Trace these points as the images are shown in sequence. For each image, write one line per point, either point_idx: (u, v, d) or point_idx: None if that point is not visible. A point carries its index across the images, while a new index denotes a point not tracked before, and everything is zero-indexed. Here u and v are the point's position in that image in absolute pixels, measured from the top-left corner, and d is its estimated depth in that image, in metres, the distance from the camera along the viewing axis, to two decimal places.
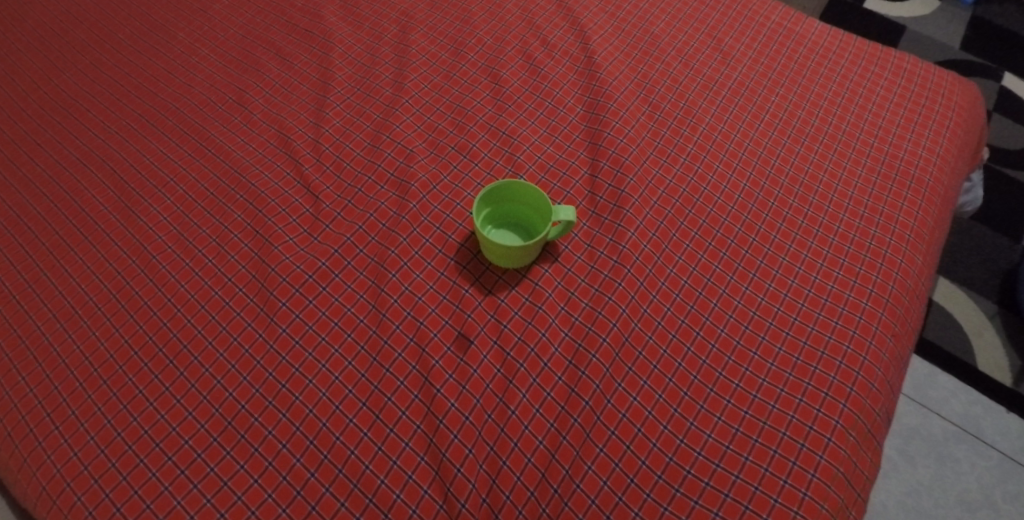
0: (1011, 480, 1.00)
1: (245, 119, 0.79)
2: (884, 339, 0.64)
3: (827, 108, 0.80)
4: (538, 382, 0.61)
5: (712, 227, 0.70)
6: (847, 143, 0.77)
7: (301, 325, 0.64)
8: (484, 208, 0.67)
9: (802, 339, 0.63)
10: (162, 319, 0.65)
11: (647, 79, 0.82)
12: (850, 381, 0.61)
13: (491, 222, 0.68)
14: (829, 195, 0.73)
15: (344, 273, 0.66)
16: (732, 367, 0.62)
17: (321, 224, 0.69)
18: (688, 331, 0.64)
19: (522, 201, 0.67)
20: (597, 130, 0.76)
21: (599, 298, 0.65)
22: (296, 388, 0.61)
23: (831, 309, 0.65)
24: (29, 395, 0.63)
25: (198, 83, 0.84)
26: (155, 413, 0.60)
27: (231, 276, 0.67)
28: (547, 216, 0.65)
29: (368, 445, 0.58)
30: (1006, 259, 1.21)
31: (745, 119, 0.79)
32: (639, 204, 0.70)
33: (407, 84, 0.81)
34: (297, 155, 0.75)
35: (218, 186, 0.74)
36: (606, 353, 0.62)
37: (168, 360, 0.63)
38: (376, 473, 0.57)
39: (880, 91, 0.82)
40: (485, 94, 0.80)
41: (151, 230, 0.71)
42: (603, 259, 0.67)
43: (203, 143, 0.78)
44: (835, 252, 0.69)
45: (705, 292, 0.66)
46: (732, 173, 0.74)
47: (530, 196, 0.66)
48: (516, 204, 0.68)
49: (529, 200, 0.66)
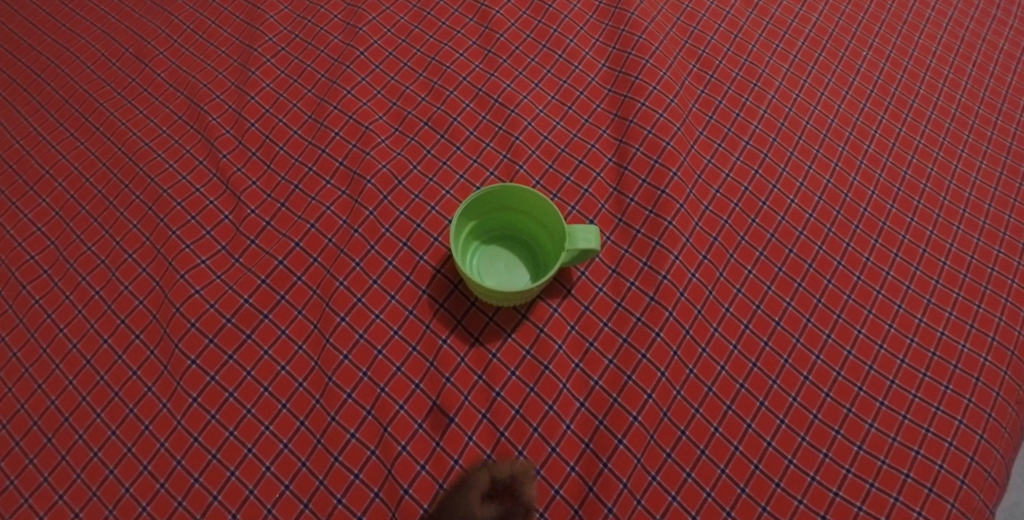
0: None
1: (146, 80, 0.58)
2: (1007, 409, 0.46)
3: (935, 69, 0.60)
4: (543, 475, 0.44)
5: (782, 244, 0.51)
6: (961, 121, 0.57)
7: (218, 393, 0.45)
8: (468, 219, 0.48)
9: (900, 412, 0.46)
10: (35, 379, 0.47)
11: (694, 22, 0.60)
12: (961, 471, 0.44)
13: (477, 236, 0.49)
14: (938, 196, 0.54)
15: (276, 313, 0.48)
16: (806, 452, 0.44)
17: (244, 239, 0.50)
18: (748, 400, 0.46)
19: (523, 209, 0.48)
20: (625, 98, 0.56)
21: (628, 355, 0.47)
22: (213, 484, 0.43)
23: (940, 367, 0.47)
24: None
25: (86, 29, 0.62)
26: (31, 513, 0.43)
27: (124, 317, 0.49)
28: (560, 235, 0.47)
29: None
30: None
31: (827, 83, 0.58)
32: (686, 211, 0.51)
33: (364, 27, 0.59)
34: (213, 136, 0.54)
35: (108, 182, 0.54)
36: (636, 437, 0.45)
37: (45, 438, 0.45)
38: None
39: (1005, 46, 0.61)
40: (472, 42, 0.59)
41: (20, 247, 0.52)
42: (633, 294, 0.49)
43: (89, 118, 0.57)
44: (947, 282, 0.50)
45: (773, 342, 0.48)
46: (809, 163, 0.54)
47: (535, 205, 0.47)
48: (513, 211, 0.49)
49: (533, 210, 0.48)
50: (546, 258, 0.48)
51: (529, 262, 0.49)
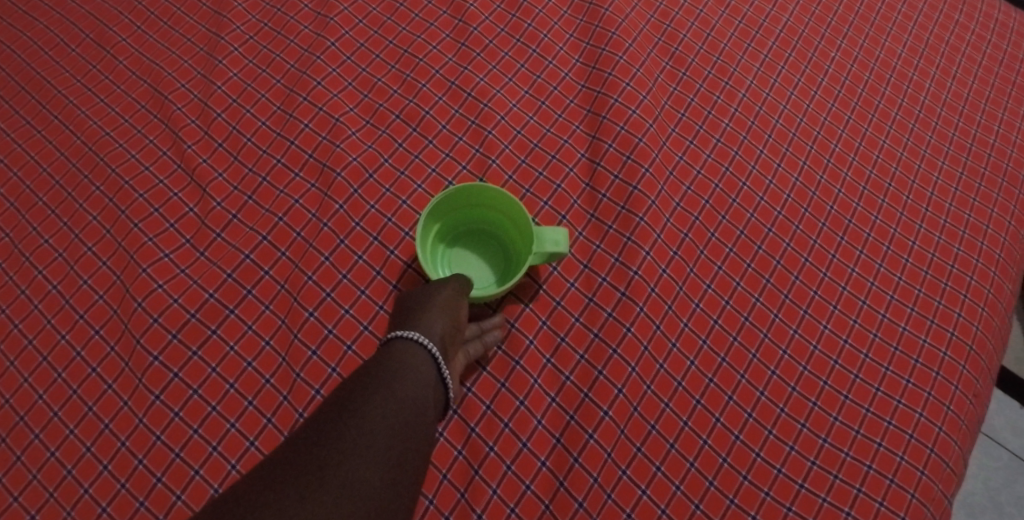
0: None
1: (107, 68, 0.56)
2: (965, 402, 0.47)
3: (900, 71, 0.61)
4: (514, 471, 0.44)
5: (752, 241, 0.52)
6: (925, 122, 0.59)
7: (181, 390, 0.44)
8: (433, 225, 0.47)
9: (863, 406, 0.47)
10: None
11: (667, 19, 0.61)
12: (921, 462, 0.45)
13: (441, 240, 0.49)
14: (902, 195, 0.55)
15: (242, 308, 0.47)
16: (773, 444, 0.45)
17: (210, 232, 0.49)
18: (717, 395, 0.47)
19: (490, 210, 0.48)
20: (598, 94, 0.56)
21: (599, 350, 0.47)
22: (176, 483, 0.42)
23: (902, 361, 0.48)
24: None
25: (43, 13, 0.60)
26: None
27: (84, 312, 0.47)
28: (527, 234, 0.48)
29: None
30: None
31: (796, 83, 0.59)
32: (657, 208, 0.52)
33: (334, 17, 0.58)
34: (177, 127, 0.53)
35: (67, 172, 0.52)
36: (607, 432, 0.45)
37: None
38: None
39: (966, 50, 0.63)
40: (445, 35, 0.58)
41: None
42: (605, 290, 0.49)
43: (46, 105, 0.55)
44: (909, 279, 0.52)
45: (741, 338, 0.48)
46: (778, 161, 0.55)
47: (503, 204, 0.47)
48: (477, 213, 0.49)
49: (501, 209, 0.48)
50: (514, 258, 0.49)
51: (497, 265, 0.50)
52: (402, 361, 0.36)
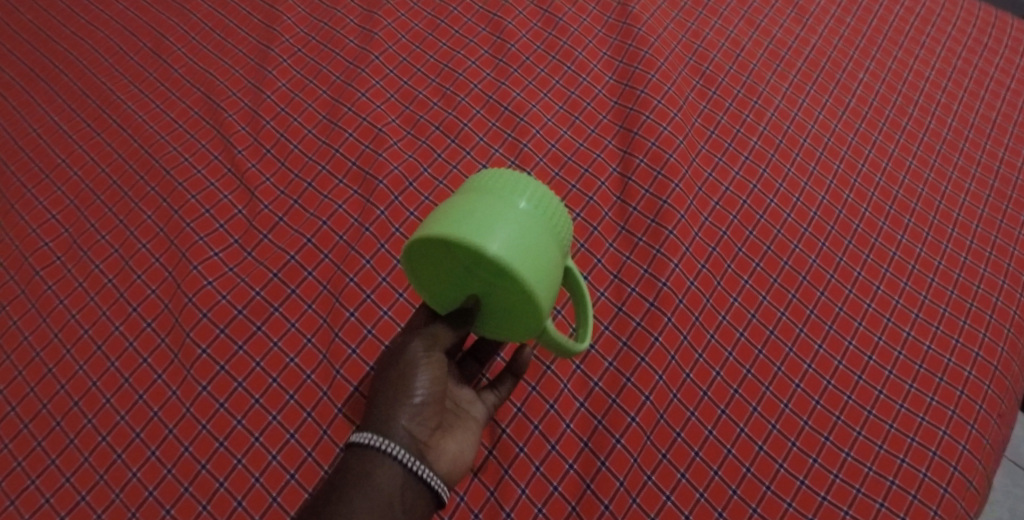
0: None
1: (163, 75, 0.59)
2: (989, 422, 0.48)
3: (928, 94, 0.62)
4: (543, 471, 0.45)
5: (778, 257, 0.53)
6: (952, 144, 0.59)
7: (227, 382, 0.46)
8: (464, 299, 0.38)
9: (887, 421, 0.47)
10: (46, 364, 0.48)
11: (698, 39, 0.63)
12: (944, 479, 0.45)
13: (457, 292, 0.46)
14: (928, 215, 0.56)
15: (287, 306, 0.49)
16: (797, 456, 0.46)
17: (258, 233, 0.52)
18: (741, 405, 0.47)
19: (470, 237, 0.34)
20: (631, 111, 0.58)
21: (627, 358, 0.49)
22: (219, 471, 0.43)
23: (926, 379, 0.49)
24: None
25: (105, 22, 0.63)
26: (37, 495, 0.43)
27: (137, 305, 0.50)
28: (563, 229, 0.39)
29: None
30: None
31: (824, 103, 0.60)
32: (686, 221, 0.53)
33: (379, 32, 0.60)
34: (228, 132, 0.56)
35: (123, 172, 0.55)
36: (633, 437, 0.46)
37: (54, 421, 0.46)
38: None
39: (995, 73, 0.64)
40: (484, 51, 0.60)
41: (34, 234, 0.53)
42: (634, 300, 0.51)
43: (106, 109, 0.58)
44: (934, 297, 0.52)
45: (767, 351, 0.50)
46: (805, 179, 0.56)
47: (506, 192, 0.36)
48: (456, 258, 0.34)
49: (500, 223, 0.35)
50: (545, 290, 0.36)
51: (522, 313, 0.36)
52: (361, 475, 0.33)
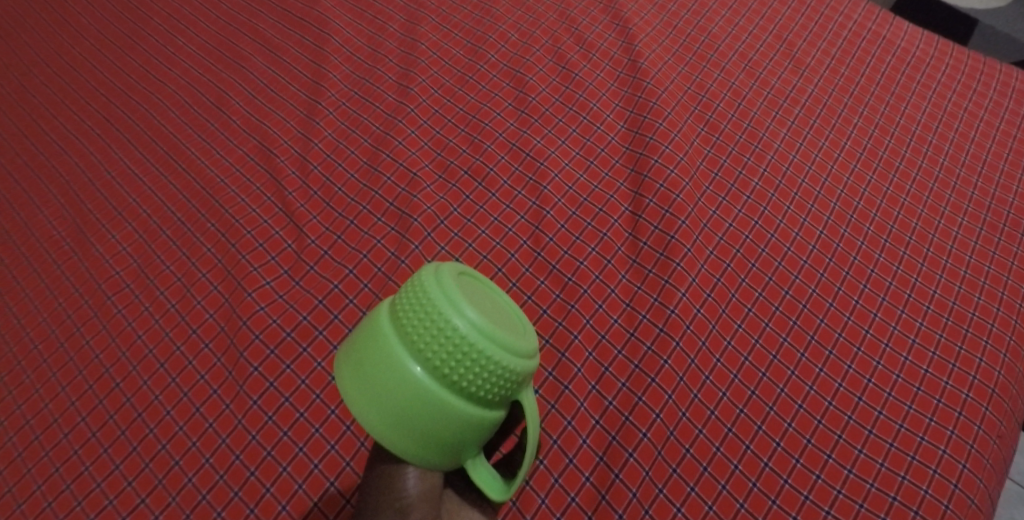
0: None
1: (223, 126, 0.67)
2: (989, 442, 0.50)
3: (920, 137, 0.67)
4: (561, 483, 0.49)
5: (779, 286, 0.57)
6: (944, 182, 0.64)
7: (275, 398, 0.51)
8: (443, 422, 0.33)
9: (888, 440, 0.50)
10: (113, 379, 0.53)
11: (703, 91, 0.69)
12: (946, 496, 0.47)
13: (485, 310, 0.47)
14: (922, 248, 0.60)
15: (329, 330, 0.54)
16: (801, 472, 0.49)
17: (305, 265, 0.58)
18: (747, 424, 0.51)
19: (368, 366, 0.33)
20: (641, 155, 0.63)
21: (639, 378, 0.53)
22: (266, 477, 0.48)
23: (924, 400, 0.52)
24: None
25: (173, 79, 0.72)
26: (102, 497, 0.48)
27: (196, 328, 0.55)
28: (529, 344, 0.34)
29: None
30: None
31: (820, 147, 0.65)
32: (692, 254, 0.58)
33: (414, 87, 0.68)
34: (280, 176, 0.62)
35: (187, 211, 0.62)
36: (645, 452, 0.49)
37: (119, 430, 0.51)
38: None
39: (984, 116, 0.68)
40: (508, 103, 0.67)
41: (107, 264, 0.60)
42: (644, 326, 0.55)
43: (174, 156, 0.66)
44: (930, 324, 0.56)
45: (770, 374, 0.53)
46: (804, 216, 0.61)
47: (416, 318, 0.32)
48: (348, 394, 0.34)
49: (403, 342, 0.32)
50: (465, 421, 0.33)
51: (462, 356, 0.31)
52: None
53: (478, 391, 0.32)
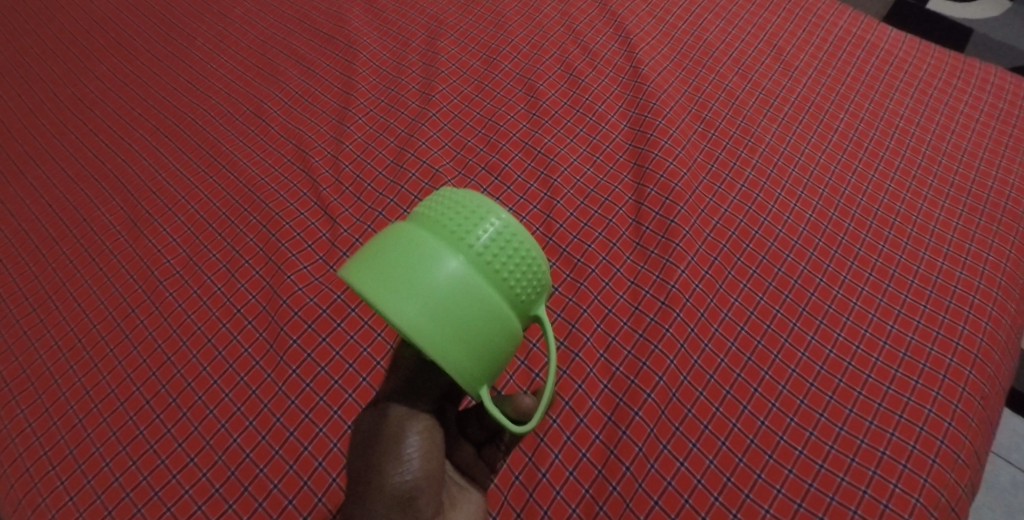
0: None
1: (263, 132, 0.74)
2: (972, 402, 0.55)
3: (904, 128, 0.71)
4: (572, 440, 0.55)
5: (773, 263, 0.62)
6: (926, 169, 0.68)
7: (312, 367, 0.57)
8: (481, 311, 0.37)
9: (875, 401, 0.55)
10: (165, 353, 0.60)
11: (699, 92, 0.74)
12: (932, 451, 0.52)
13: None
14: (907, 229, 0.64)
15: (361, 307, 0.59)
16: (794, 430, 0.53)
17: (338, 251, 0.63)
18: (744, 387, 0.55)
19: (409, 267, 0.37)
20: (643, 150, 0.69)
21: (644, 346, 0.57)
22: (304, 437, 0.54)
23: (911, 365, 0.56)
24: (9, 444, 0.58)
25: (216, 91, 0.79)
26: (155, 457, 0.54)
27: (240, 307, 0.61)
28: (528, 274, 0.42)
29: None
30: None
31: (810, 139, 0.70)
32: (691, 236, 0.63)
33: (435, 95, 0.75)
34: (315, 174, 0.69)
35: (231, 206, 0.69)
36: (650, 411, 0.55)
37: (171, 398, 0.57)
38: None
39: (965, 109, 0.73)
40: (520, 107, 0.74)
41: (159, 253, 0.66)
42: (648, 300, 0.60)
43: (218, 159, 0.73)
44: (916, 296, 0.60)
45: (765, 341, 0.57)
46: (795, 202, 0.66)
47: (461, 222, 0.38)
48: (382, 297, 0.36)
49: (449, 241, 0.37)
50: (500, 314, 0.38)
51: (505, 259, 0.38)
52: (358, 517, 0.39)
53: (513, 287, 0.38)
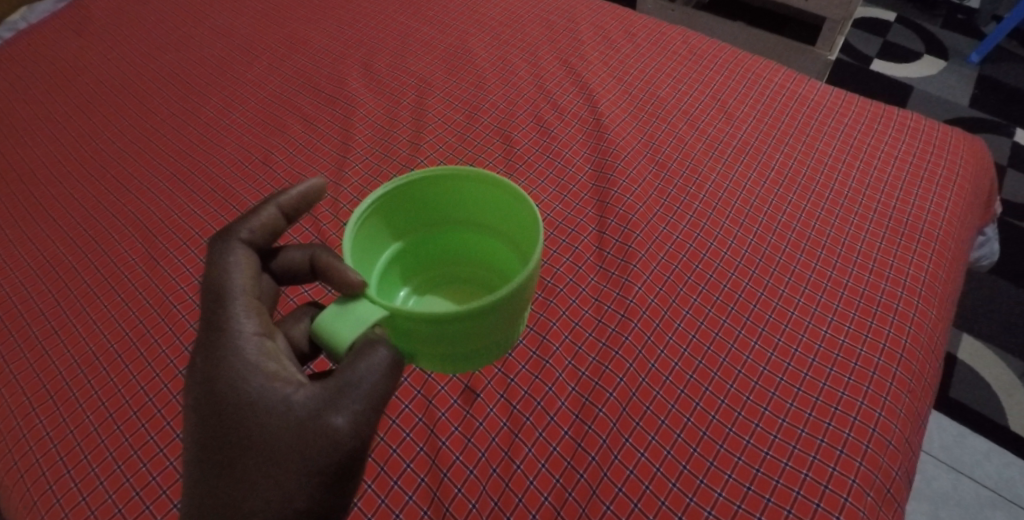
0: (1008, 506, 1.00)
1: (269, 177, 0.84)
2: (900, 396, 0.61)
3: (832, 165, 0.81)
4: (544, 436, 0.61)
5: (719, 281, 0.70)
6: (853, 199, 0.77)
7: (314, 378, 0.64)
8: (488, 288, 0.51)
9: (814, 395, 0.61)
10: (177, 368, 0.66)
11: (654, 138, 0.85)
12: (865, 438, 0.58)
13: (306, 202, 0.58)
14: (837, 249, 0.73)
15: None
16: (742, 422, 0.60)
17: None
18: (696, 386, 0.62)
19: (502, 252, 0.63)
20: (604, 189, 0.79)
21: (606, 352, 0.65)
22: None
23: (844, 364, 0.63)
24: (28, 452, 0.64)
25: (228, 144, 0.89)
26: (164, 459, 0.61)
27: None
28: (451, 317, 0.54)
29: (398, 494, 0.59)
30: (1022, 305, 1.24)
31: (750, 176, 0.80)
32: (646, 258, 0.72)
33: (424, 144, 0.85)
34: (316, 213, 0.78)
35: None
36: (612, 407, 0.61)
37: (181, 407, 0.64)
38: (392, 507, 0.59)
39: (885, 148, 0.83)
40: (497, 154, 0.84)
41: (174, 281, 0.74)
42: (610, 313, 0.68)
43: (228, 200, 0.82)
44: (846, 306, 0.67)
45: (714, 347, 0.65)
46: (738, 229, 0.75)
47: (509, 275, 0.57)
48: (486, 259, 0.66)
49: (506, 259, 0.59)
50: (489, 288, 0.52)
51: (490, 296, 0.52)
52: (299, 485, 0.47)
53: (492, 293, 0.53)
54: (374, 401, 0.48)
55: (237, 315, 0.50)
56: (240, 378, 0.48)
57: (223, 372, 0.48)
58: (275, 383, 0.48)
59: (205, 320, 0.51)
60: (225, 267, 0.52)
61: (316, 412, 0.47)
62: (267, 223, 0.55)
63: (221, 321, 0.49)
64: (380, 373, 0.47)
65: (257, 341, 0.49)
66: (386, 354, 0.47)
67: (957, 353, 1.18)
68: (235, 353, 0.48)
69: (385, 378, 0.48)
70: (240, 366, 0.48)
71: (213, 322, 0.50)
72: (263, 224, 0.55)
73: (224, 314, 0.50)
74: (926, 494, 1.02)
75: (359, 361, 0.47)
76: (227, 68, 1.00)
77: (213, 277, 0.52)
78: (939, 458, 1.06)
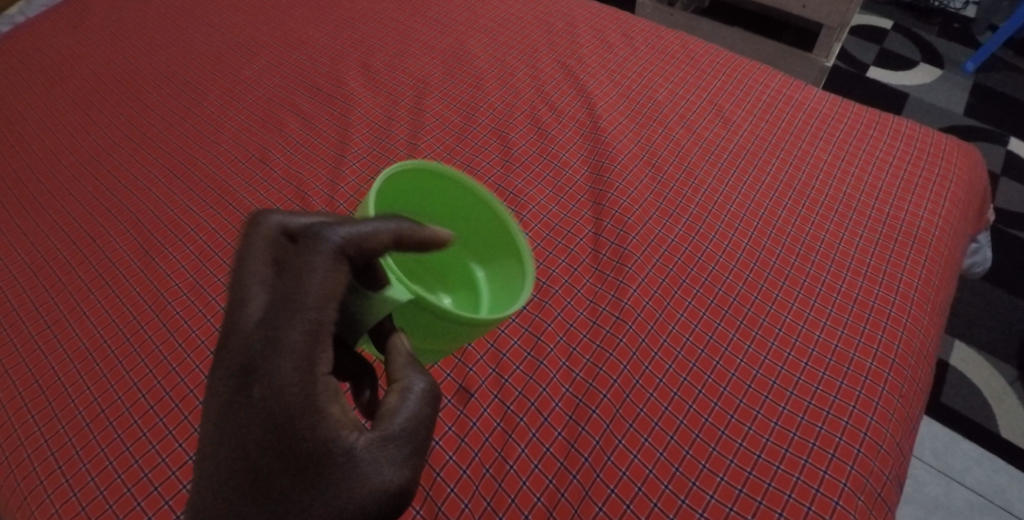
0: (997, 511, 1.01)
1: (267, 175, 0.83)
2: (891, 400, 0.61)
3: (827, 170, 0.82)
4: (538, 437, 0.61)
5: (714, 285, 0.70)
6: (847, 205, 0.78)
7: None
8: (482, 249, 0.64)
9: (806, 399, 0.61)
10: (171, 364, 0.66)
11: (650, 142, 0.85)
12: (857, 442, 0.58)
13: (420, 249, 0.47)
14: (831, 254, 0.73)
15: None
16: (735, 425, 0.60)
17: None
18: (689, 389, 0.62)
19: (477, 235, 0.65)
20: (600, 191, 0.79)
21: (600, 354, 0.65)
22: None
23: (836, 368, 0.63)
24: (19, 447, 0.64)
25: (225, 141, 0.89)
26: (157, 455, 0.60)
27: None
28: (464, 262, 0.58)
29: None
30: (1014, 312, 1.25)
31: (745, 181, 0.81)
32: (642, 261, 0.72)
33: (421, 144, 0.85)
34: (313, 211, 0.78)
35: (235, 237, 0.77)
36: (606, 408, 0.62)
37: (174, 403, 0.63)
38: None
39: (879, 154, 0.84)
40: (495, 155, 0.84)
41: (169, 277, 0.74)
42: (605, 315, 0.68)
43: (225, 197, 0.81)
44: (839, 311, 0.68)
45: (708, 350, 0.65)
46: (733, 232, 0.75)
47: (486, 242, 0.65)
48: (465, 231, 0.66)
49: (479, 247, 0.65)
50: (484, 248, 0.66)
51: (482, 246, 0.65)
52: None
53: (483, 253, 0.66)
54: (421, 447, 0.42)
55: (298, 344, 0.40)
56: (307, 418, 0.39)
57: (281, 406, 0.39)
58: (338, 431, 0.40)
59: (268, 324, 0.41)
60: (319, 270, 0.40)
61: (372, 472, 0.40)
62: (379, 245, 0.44)
63: (295, 338, 0.40)
64: (428, 406, 0.44)
65: (324, 380, 0.40)
66: (423, 384, 0.44)
67: (949, 359, 1.19)
68: (309, 387, 0.39)
69: (426, 410, 0.43)
70: (310, 404, 0.39)
71: (280, 334, 0.40)
72: (375, 233, 0.43)
73: (293, 323, 0.40)
74: (917, 499, 1.03)
75: (410, 395, 0.43)
76: (224, 65, 1.00)
77: (302, 268, 0.41)
78: (929, 463, 1.06)
